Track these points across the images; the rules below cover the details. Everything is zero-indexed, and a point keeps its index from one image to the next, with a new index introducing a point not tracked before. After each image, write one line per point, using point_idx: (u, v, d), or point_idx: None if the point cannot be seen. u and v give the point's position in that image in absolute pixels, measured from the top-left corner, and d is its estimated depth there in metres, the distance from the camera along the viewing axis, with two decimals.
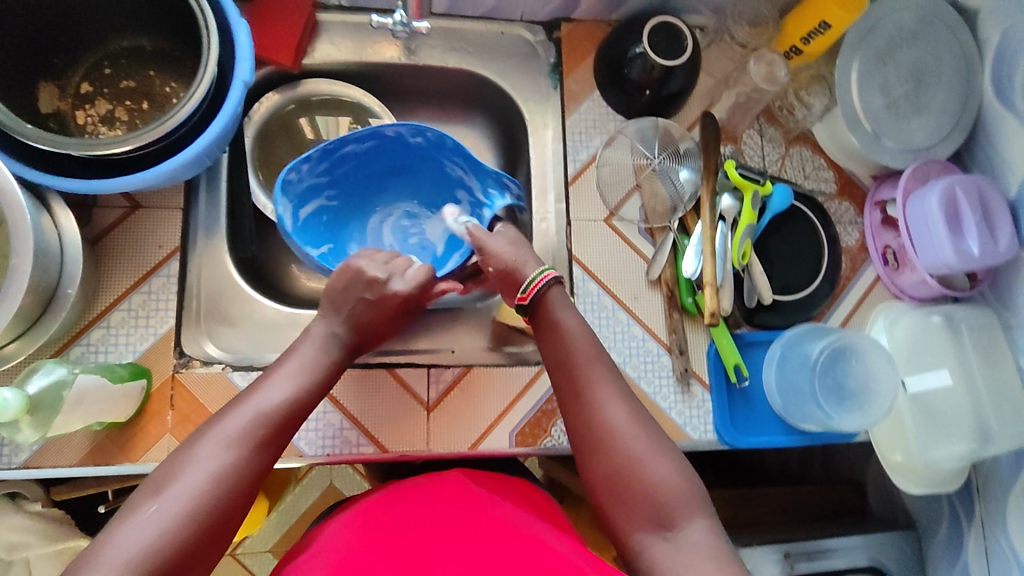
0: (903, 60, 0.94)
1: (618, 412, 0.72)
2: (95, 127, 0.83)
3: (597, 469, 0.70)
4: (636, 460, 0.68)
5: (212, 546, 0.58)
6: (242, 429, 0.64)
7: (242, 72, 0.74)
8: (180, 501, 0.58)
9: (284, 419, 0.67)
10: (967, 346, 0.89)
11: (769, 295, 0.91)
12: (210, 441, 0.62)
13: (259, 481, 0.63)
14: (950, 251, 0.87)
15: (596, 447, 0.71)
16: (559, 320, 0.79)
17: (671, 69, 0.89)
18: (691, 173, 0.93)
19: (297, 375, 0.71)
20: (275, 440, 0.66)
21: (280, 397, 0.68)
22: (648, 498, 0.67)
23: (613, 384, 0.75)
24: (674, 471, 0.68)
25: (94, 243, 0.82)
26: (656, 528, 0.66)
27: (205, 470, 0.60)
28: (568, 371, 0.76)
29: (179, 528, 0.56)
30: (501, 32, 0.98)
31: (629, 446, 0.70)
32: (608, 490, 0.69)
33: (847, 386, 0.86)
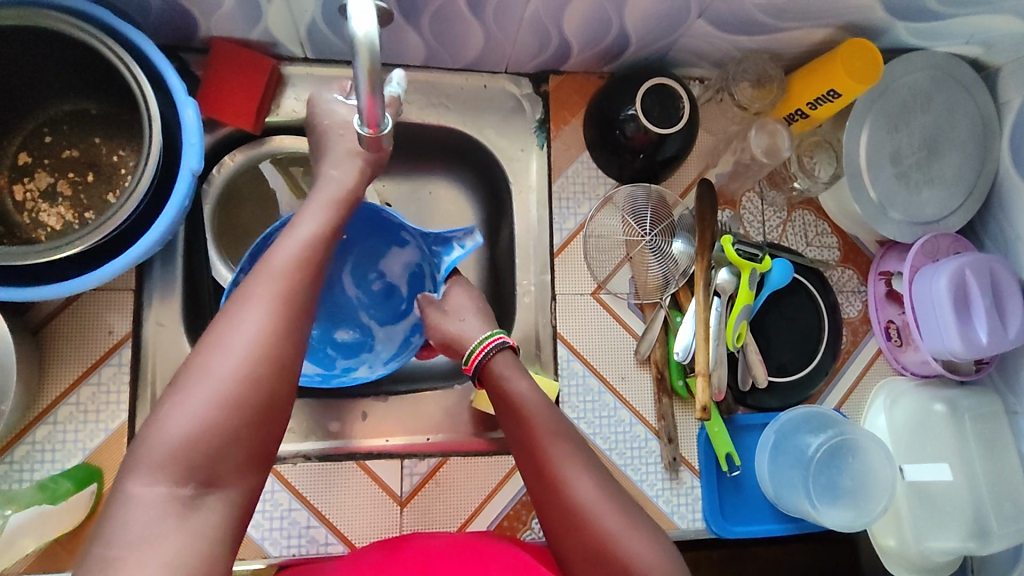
0: (917, 125, 0.87)
1: (586, 487, 0.63)
2: (35, 204, 0.75)
3: (568, 552, 0.62)
4: (612, 539, 0.60)
5: (263, 430, 0.51)
6: (280, 277, 0.55)
7: (189, 158, 0.68)
8: (228, 363, 0.50)
9: (310, 268, 0.57)
10: (969, 436, 0.85)
11: (764, 378, 0.85)
12: (253, 293, 0.54)
13: (303, 335, 0.55)
14: (956, 338, 0.82)
15: (567, 528, 0.62)
16: (507, 387, 0.71)
17: (666, 136, 0.83)
18: (686, 245, 0.87)
19: (322, 226, 0.61)
20: (309, 282, 0.57)
21: (305, 249, 0.58)
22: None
23: (582, 459, 0.65)
24: (656, 549, 0.60)
25: (37, 332, 0.76)
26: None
27: (250, 331, 0.52)
28: (532, 444, 0.66)
29: (220, 414, 0.49)
30: (485, 85, 0.90)
31: (605, 521, 0.61)
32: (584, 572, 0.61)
33: (842, 483, 0.82)
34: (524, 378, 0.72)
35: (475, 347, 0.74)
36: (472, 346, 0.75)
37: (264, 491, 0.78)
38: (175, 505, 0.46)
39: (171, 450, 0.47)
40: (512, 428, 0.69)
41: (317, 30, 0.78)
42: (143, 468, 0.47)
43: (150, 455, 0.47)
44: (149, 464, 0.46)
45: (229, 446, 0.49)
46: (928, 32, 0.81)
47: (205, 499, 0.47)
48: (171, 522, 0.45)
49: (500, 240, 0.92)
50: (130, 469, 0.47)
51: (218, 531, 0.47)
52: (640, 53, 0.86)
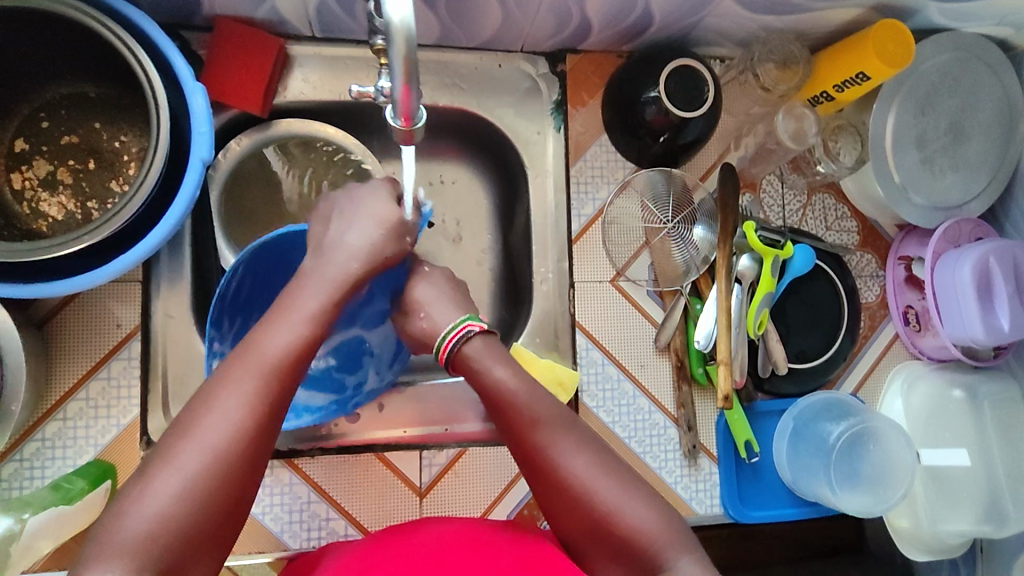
0: (943, 108, 0.85)
1: (580, 460, 0.61)
2: (34, 193, 0.72)
3: (565, 528, 0.61)
4: (611, 513, 0.59)
5: (224, 529, 0.49)
6: (262, 367, 0.53)
7: (200, 148, 0.65)
8: (196, 457, 0.49)
9: (297, 360, 0.55)
10: (987, 422, 0.86)
11: (784, 365, 0.85)
12: (232, 381, 0.52)
13: (276, 429, 0.53)
14: (978, 325, 0.81)
15: (564, 505, 0.60)
16: (489, 375, 0.64)
17: (688, 120, 0.80)
18: (707, 231, 0.85)
19: (316, 307, 0.58)
20: (291, 375, 0.54)
21: (295, 337, 0.55)
22: (627, 550, 0.58)
23: (576, 437, 0.62)
24: (657, 515, 0.59)
25: (42, 325, 0.73)
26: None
27: (222, 427, 0.50)
28: (520, 427, 0.62)
29: (180, 511, 0.47)
30: (499, 64, 0.87)
31: (603, 496, 0.59)
32: (589, 546, 0.60)
33: (860, 471, 0.82)
34: (503, 359, 0.65)
35: (445, 335, 0.66)
36: (440, 335, 0.67)
37: (282, 484, 0.77)
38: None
39: (128, 546, 0.45)
40: (497, 414, 0.65)
41: (326, 8, 0.74)
42: (98, 568, 0.45)
43: (105, 550, 0.45)
44: (100, 567, 0.44)
45: (189, 545, 0.47)
46: (959, 12, 0.79)
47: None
48: None
49: (515, 227, 0.89)
50: (86, 560, 0.46)
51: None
52: (661, 32, 0.83)
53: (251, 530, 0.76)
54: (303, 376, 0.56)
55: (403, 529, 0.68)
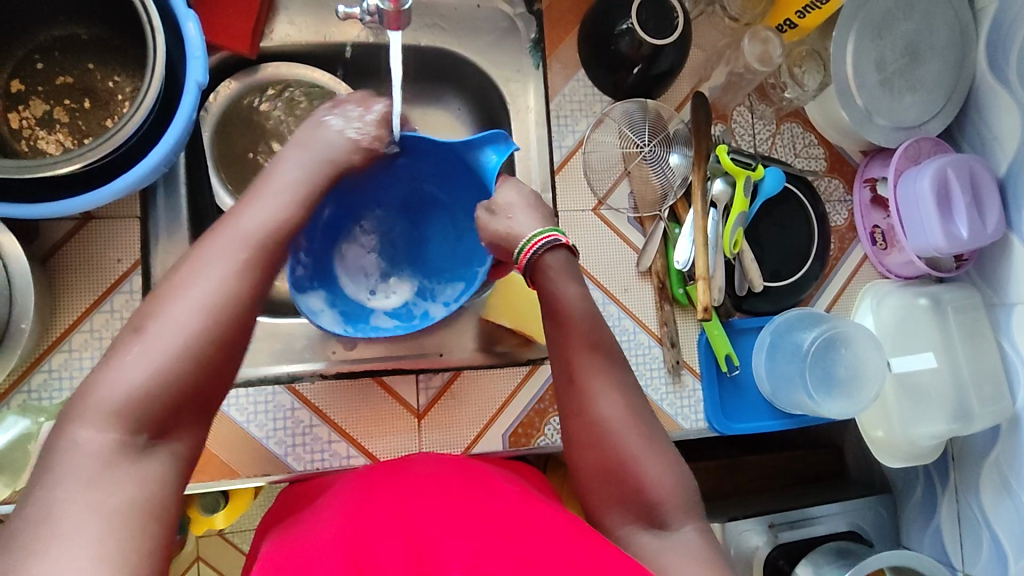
0: (899, 33, 0.90)
1: (614, 403, 0.66)
2: (32, 131, 0.75)
3: (581, 461, 0.66)
4: (631, 459, 0.63)
5: (215, 380, 0.53)
6: (248, 238, 0.58)
7: (194, 72, 0.67)
8: (191, 315, 0.52)
9: (281, 236, 0.60)
10: (952, 326, 0.91)
11: (759, 282, 0.89)
12: (218, 250, 0.56)
13: (257, 304, 0.57)
14: (939, 234, 0.87)
15: (590, 438, 0.65)
16: (558, 290, 0.68)
17: (660, 49, 0.84)
18: (682, 158, 0.90)
19: (292, 190, 0.63)
20: (274, 248, 0.59)
21: (279, 212, 0.61)
22: (634, 495, 0.63)
23: (615, 380, 0.67)
24: (670, 472, 0.63)
25: (45, 260, 0.75)
26: (643, 524, 0.62)
27: (212, 286, 0.54)
28: (576, 348, 0.67)
29: (179, 365, 0.51)
30: (478, 5, 0.90)
31: (626, 442, 0.64)
32: (594, 482, 0.65)
33: (835, 374, 0.87)
34: (573, 280, 0.69)
35: (524, 244, 0.70)
36: (522, 242, 0.70)
37: (285, 408, 0.80)
38: (123, 452, 0.48)
39: (124, 390, 0.49)
40: (552, 331, 0.69)
41: None
42: (87, 417, 0.48)
43: (109, 385, 0.49)
44: (91, 418, 0.48)
45: (180, 404, 0.51)
46: None
47: (152, 449, 0.50)
48: (123, 473, 0.47)
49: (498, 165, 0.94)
50: (74, 413, 0.49)
51: (163, 478, 0.49)
52: None
53: (257, 454, 0.79)
54: (281, 252, 0.60)
55: (385, 467, 0.69)
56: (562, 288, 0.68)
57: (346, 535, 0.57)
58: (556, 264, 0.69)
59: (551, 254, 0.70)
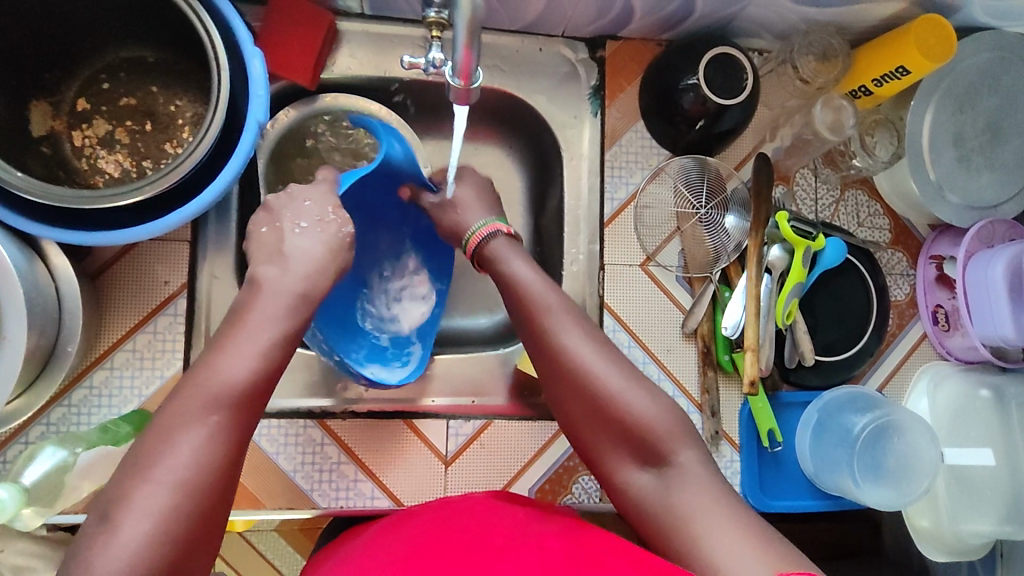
0: (982, 108, 0.85)
1: (582, 343, 0.64)
2: (93, 150, 0.75)
3: (569, 407, 0.63)
4: (609, 396, 0.61)
5: (196, 553, 0.49)
6: (216, 398, 0.53)
7: (256, 110, 0.68)
8: (163, 496, 0.48)
9: (252, 391, 0.54)
10: (1014, 422, 0.86)
11: (811, 356, 0.85)
12: (188, 415, 0.51)
13: (235, 473, 0.52)
14: (1008, 325, 0.81)
15: (563, 387, 0.63)
16: (509, 271, 0.70)
17: (725, 108, 0.81)
18: (738, 221, 0.86)
19: (250, 342, 0.57)
20: (245, 404, 0.54)
21: (242, 370, 0.54)
22: (624, 429, 0.60)
23: (585, 328, 0.65)
24: (656, 403, 0.61)
25: (95, 277, 0.76)
26: (640, 461, 0.60)
27: (176, 472, 0.49)
28: (533, 317, 0.66)
29: (155, 551, 0.47)
30: (540, 49, 0.89)
31: (605, 383, 0.62)
32: (585, 431, 0.62)
33: (884, 463, 0.81)
34: (521, 260, 0.70)
35: (475, 229, 0.74)
36: (468, 234, 0.74)
37: (314, 443, 0.80)
38: None
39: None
40: (516, 312, 0.69)
41: None
42: None
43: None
44: None
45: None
46: (1002, 11, 0.79)
47: None
48: None
49: (547, 209, 0.92)
50: None
51: None
52: (702, 21, 0.85)
53: (282, 487, 0.78)
54: (260, 407, 0.55)
55: (405, 517, 0.68)
56: (514, 266, 0.70)
57: None
58: (498, 245, 0.72)
59: (497, 240, 0.72)
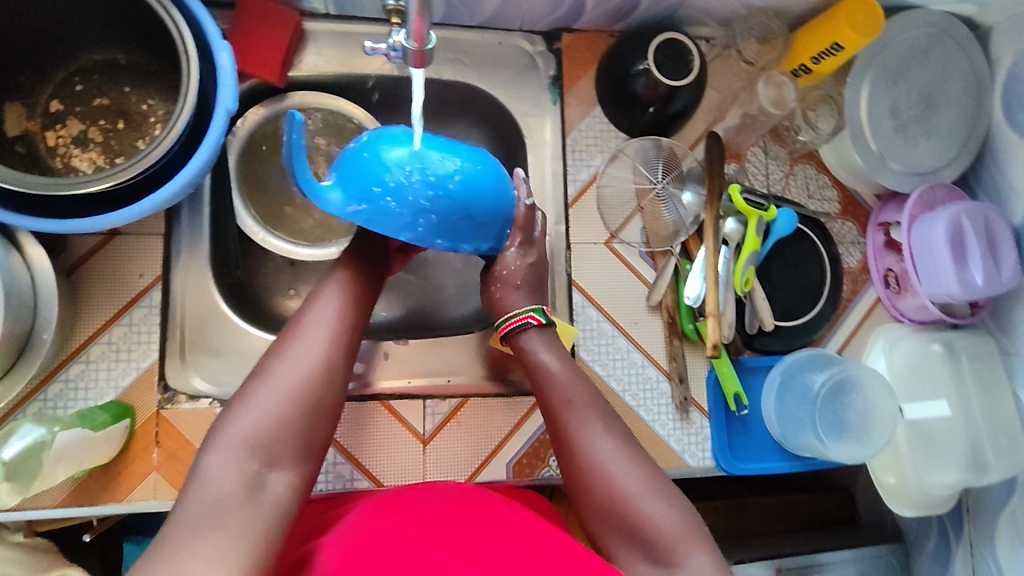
0: (914, 80, 0.91)
1: (604, 444, 0.66)
2: (67, 149, 0.78)
3: (585, 509, 0.65)
4: (627, 497, 0.62)
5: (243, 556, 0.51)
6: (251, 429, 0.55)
7: (224, 98, 0.71)
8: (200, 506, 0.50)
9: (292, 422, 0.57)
10: (966, 373, 0.90)
11: (770, 322, 0.89)
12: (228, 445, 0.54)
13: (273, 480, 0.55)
14: (953, 281, 0.86)
15: (586, 486, 0.65)
16: (538, 361, 0.73)
17: (676, 89, 0.86)
18: (695, 196, 0.90)
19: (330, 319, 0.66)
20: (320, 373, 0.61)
21: (318, 354, 0.62)
22: (637, 533, 0.61)
23: (611, 433, 0.67)
24: (675, 511, 0.61)
25: (70, 273, 0.78)
26: (653, 568, 0.59)
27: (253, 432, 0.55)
28: (559, 413, 0.70)
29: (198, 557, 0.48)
30: (499, 42, 0.93)
31: (620, 483, 0.63)
32: (602, 532, 0.63)
33: (845, 419, 0.86)
34: (564, 369, 0.72)
35: (509, 317, 0.75)
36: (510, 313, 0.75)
37: None
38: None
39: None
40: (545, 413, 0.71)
41: None
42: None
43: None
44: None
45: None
46: None
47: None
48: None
49: None
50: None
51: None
52: (651, 11, 0.90)
53: None
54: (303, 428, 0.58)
55: (394, 494, 0.69)
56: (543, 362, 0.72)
57: (349, 547, 0.59)
58: (529, 342, 0.74)
59: (525, 334, 0.74)
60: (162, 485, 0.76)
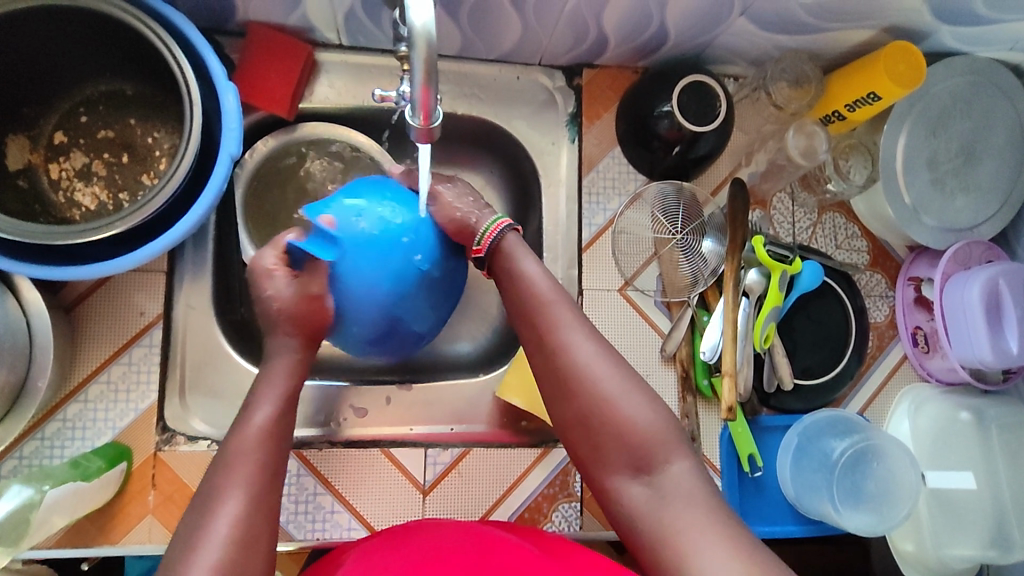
0: (955, 131, 0.86)
1: (580, 346, 0.62)
2: (70, 183, 0.76)
3: (558, 414, 0.62)
4: (607, 402, 0.59)
5: None
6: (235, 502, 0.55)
7: (229, 143, 0.69)
8: None
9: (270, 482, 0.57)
10: (995, 444, 0.86)
11: (789, 380, 0.85)
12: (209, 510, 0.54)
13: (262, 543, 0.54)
14: (987, 347, 0.81)
15: (557, 385, 0.62)
16: (514, 265, 0.67)
17: (700, 134, 0.82)
18: (715, 245, 0.86)
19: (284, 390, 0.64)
20: (271, 460, 0.58)
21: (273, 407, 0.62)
22: (620, 439, 0.58)
23: (584, 327, 0.63)
24: (657, 414, 0.59)
25: (69, 309, 0.76)
26: (635, 474, 0.58)
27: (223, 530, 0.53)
28: (529, 318, 0.65)
29: None
30: (517, 77, 0.89)
31: (599, 383, 0.60)
32: (579, 436, 0.61)
33: (865, 488, 0.81)
34: (530, 258, 0.68)
35: (485, 229, 0.69)
36: (482, 228, 0.70)
37: (290, 474, 0.79)
38: None
39: None
40: (517, 313, 0.66)
41: (354, 17, 0.77)
42: None
43: None
44: None
45: None
46: (972, 36, 0.81)
47: None
48: None
49: (526, 235, 0.93)
50: None
51: None
52: (677, 49, 0.86)
53: None
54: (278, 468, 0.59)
55: (386, 536, 0.66)
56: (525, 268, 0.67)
57: None
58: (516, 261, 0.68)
59: (510, 237, 0.69)
60: (157, 529, 0.75)
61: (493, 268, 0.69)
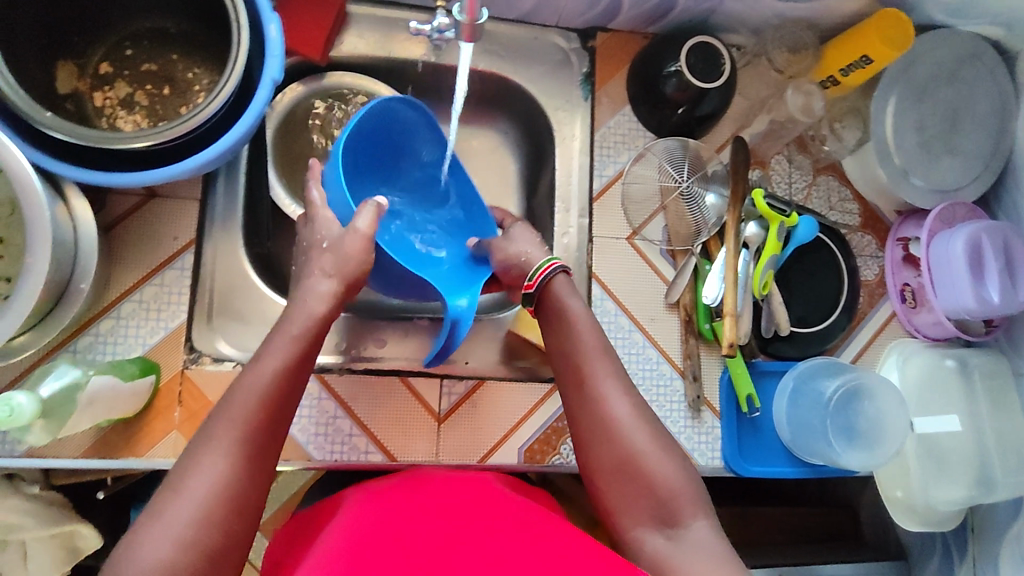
0: (939, 99, 0.92)
1: (622, 405, 0.67)
2: (113, 110, 0.80)
3: (594, 460, 0.67)
4: (637, 457, 0.65)
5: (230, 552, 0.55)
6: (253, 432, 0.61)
7: (271, 69, 0.73)
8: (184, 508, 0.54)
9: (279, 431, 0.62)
10: (978, 391, 0.91)
11: (786, 326, 0.89)
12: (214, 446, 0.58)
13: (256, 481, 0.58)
14: (970, 296, 0.87)
15: (597, 439, 0.67)
16: (565, 304, 0.73)
17: (706, 91, 0.88)
18: (718, 198, 0.91)
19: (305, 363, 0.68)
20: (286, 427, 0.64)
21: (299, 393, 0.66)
22: (648, 493, 0.64)
23: (621, 384, 0.69)
24: (681, 472, 0.65)
25: (108, 230, 0.80)
26: (657, 526, 0.63)
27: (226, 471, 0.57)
28: (572, 378, 0.70)
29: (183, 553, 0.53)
30: (534, 37, 0.95)
31: (634, 441, 0.66)
32: (608, 482, 0.66)
33: (855, 425, 0.86)
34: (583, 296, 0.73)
35: (534, 269, 0.74)
36: (534, 267, 0.74)
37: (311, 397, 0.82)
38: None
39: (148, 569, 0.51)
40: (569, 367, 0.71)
41: None
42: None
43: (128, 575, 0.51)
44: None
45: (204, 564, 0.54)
46: (955, 9, 0.88)
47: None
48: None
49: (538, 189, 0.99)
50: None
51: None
52: (686, 14, 0.92)
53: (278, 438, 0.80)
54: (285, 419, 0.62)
55: (404, 478, 0.71)
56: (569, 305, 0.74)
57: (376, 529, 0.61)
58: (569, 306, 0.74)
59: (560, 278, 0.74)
60: (181, 445, 0.77)
61: (541, 305, 0.74)
